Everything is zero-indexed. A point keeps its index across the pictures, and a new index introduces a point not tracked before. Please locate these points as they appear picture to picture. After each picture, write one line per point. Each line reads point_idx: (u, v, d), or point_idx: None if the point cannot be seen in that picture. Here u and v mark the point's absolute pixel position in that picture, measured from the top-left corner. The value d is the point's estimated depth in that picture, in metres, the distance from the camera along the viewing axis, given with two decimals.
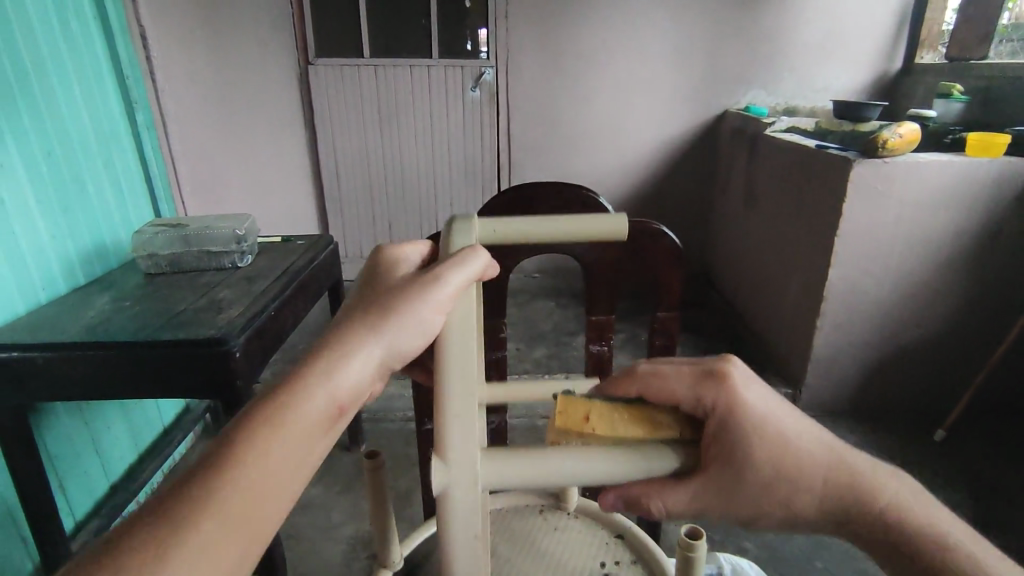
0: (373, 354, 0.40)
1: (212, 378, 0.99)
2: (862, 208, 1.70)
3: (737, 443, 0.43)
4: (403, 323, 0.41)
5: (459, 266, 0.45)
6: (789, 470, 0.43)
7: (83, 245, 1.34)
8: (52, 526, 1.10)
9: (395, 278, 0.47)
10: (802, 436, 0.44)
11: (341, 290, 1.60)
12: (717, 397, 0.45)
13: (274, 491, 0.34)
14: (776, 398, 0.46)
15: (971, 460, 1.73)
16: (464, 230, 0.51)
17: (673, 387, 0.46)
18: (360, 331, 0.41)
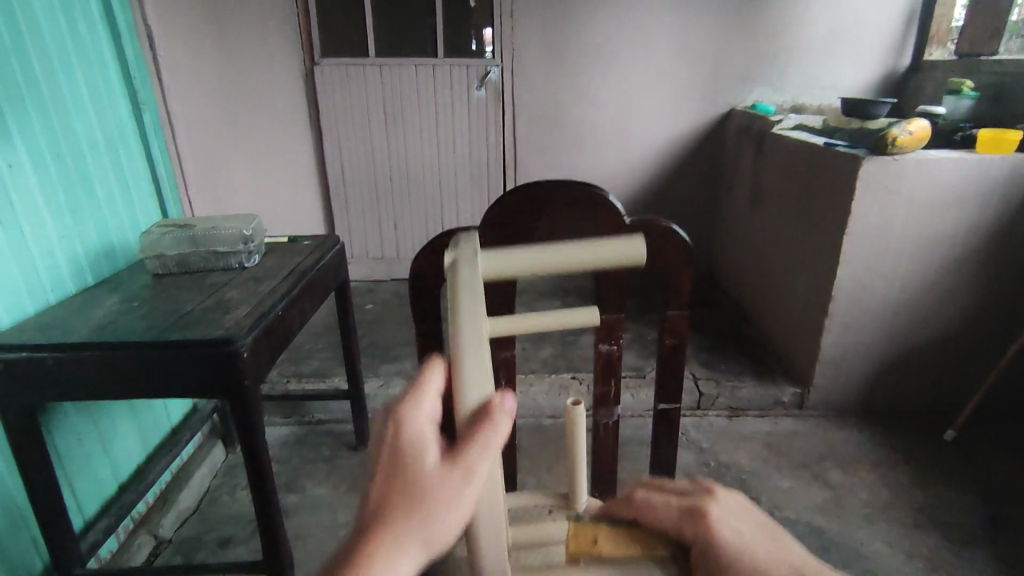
0: (421, 554, 0.35)
1: (221, 378, 0.99)
2: (871, 206, 1.69)
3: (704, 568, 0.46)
4: (447, 513, 0.35)
5: (495, 429, 0.38)
6: None
7: (91, 246, 1.34)
8: (62, 527, 1.11)
9: (419, 425, 0.38)
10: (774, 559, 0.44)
11: (348, 290, 1.60)
12: (696, 531, 0.48)
13: None
14: (762, 523, 0.46)
15: (980, 460, 1.72)
16: (471, 299, 0.46)
17: (655, 511, 0.51)
18: (397, 533, 0.34)
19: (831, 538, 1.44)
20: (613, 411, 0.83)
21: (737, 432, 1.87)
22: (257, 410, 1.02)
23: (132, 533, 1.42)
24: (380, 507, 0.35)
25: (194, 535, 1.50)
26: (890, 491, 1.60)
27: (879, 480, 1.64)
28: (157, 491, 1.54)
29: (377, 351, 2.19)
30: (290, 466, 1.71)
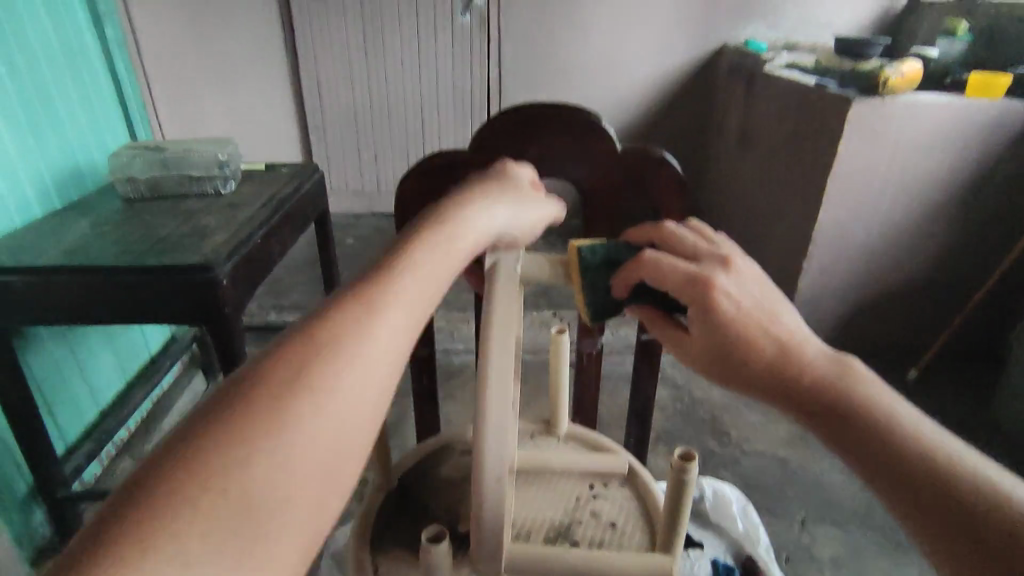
0: (478, 231, 0.45)
1: (200, 305, 0.97)
2: (857, 147, 1.68)
3: (713, 328, 0.46)
4: (501, 216, 0.49)
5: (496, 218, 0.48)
6: (746, 356, 0.45)
7: (57, 168, 1.28)
8: (44, 452, 1.11)
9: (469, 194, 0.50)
10: (766, 332, 0.45)
11: (329, 223, 1.55)
12: (697, 295, 0.46)
13: (296, 479, 0.28)
14: (763, 293, 0.47)
15: (940, 397, 1.80)
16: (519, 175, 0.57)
17: (673, 266, 0.48)
18: (423, 244, 0.40)
19: (795, 468, 1.53)
20: (598, 341, 0.79)
21: None
22: (239, 337, 1.01)
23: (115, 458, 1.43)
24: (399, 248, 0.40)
25: None
26: None
27: None
28: (139, 419, 1.54)
29: None
30: None
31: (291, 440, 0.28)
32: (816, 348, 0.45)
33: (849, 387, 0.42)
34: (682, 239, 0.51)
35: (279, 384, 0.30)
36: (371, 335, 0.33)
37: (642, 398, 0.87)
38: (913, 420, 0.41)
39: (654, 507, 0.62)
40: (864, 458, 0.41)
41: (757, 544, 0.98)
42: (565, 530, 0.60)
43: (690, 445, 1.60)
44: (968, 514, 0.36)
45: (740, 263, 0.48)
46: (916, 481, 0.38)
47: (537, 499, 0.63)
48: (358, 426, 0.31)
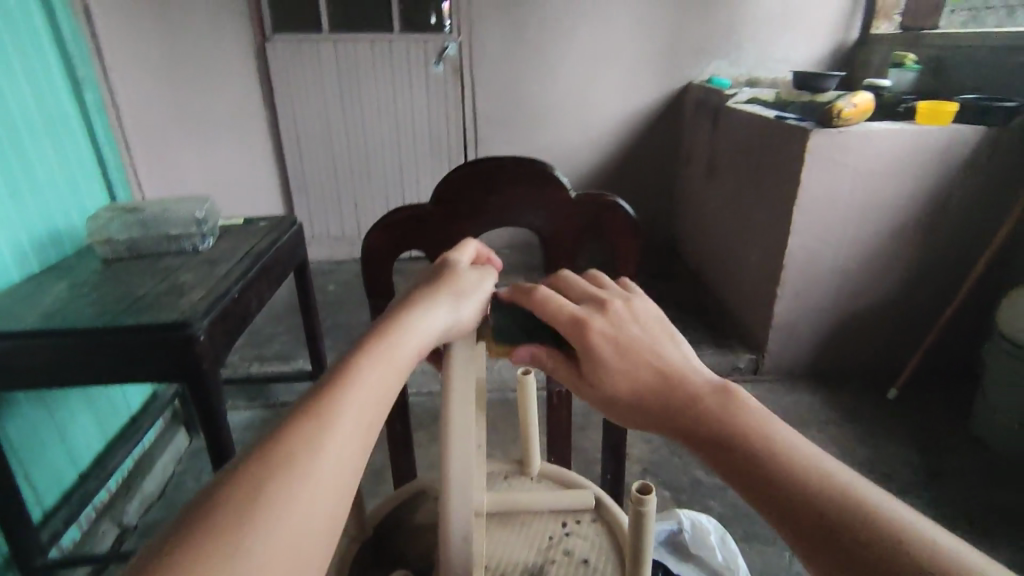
0: (429, 330, 0.47)
1: (177, 362, 0.98)
2: (818, 175, 1.75)
3: (589, 358, 0.47)
4: (450, 305, 0.51)
5: (446, 312, 0.50)
6: (624, 385, 0.45)
7: (35, 232, 1.30)
8: (20, 520, 1.09)
9: (419, 291, 0.52)
10: (643, 362, 0.46)
11: (308, 272, 1.57)
12: (576, 330, 0.49)
13: (284, 567, 0.30)
14: (640, 328, 0.49)
15: (920, 415, 1.83)
16: (461, 253, 0.60)
17: (557, 305, 0.50)
18: (366, 354, 0.41)
19: None
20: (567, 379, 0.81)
21: None
22: (217, 393, 1.02)
23: (95, 521, 1.40)
24: (351, 350, 0.43)
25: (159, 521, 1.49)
26: (838, 448, 1.68)
27: (827, 438, 1.73)
28: (121, 478, 1.51)
29: (341, 332, 2.20)
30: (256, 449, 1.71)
31: (245, 562, 0.28)
32: (695, 376, 0.45)
33: (724, 410, 0.41)
34: (574, 287, 0.54)
35: (233, 503, 0.31)
36: (322, 448, 0.35)
37: (615, 433, 0.89)
38: (792, 441, 0.39)
39: (623, 540, 0.63)
40: (739, 481, 0.38)
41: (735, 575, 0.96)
42: (538, 570, 0.61)
43: (677, 477, 1.61)
44: (838, 531, 0.33)
45: (620, 305, 0.51)
46: (786, 500, 0.36)
47: (509, 542, 0.64)
48: (315, 539, 0.32)
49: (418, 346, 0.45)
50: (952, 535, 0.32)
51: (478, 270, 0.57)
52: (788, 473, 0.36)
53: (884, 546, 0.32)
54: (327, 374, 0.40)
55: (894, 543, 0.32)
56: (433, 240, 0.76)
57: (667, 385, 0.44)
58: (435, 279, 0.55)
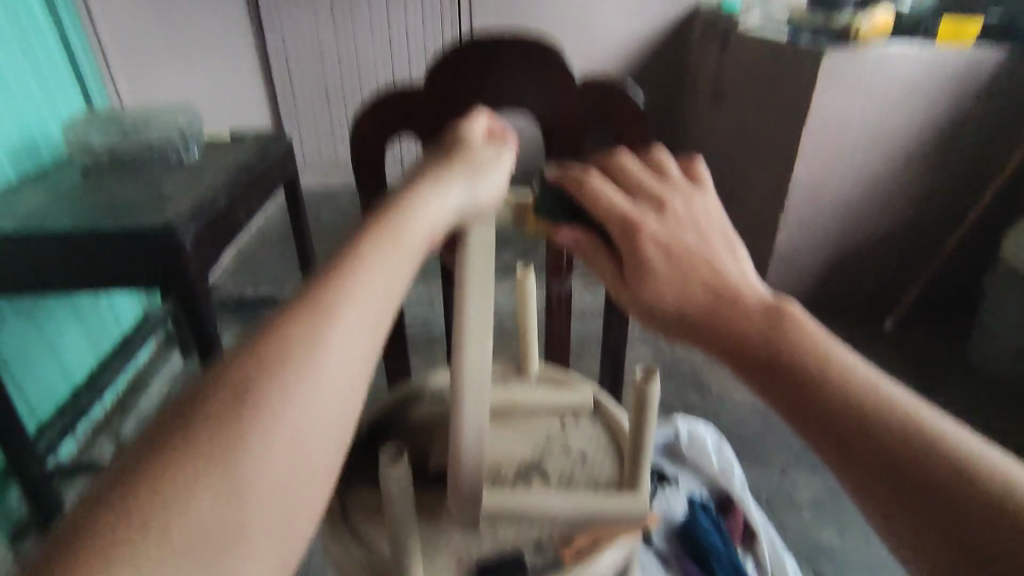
0: (439, 213, 0.42)
1: (164, 269, 0.95)
2: (830, 98, 1.67)
3: (639, 267, 0.45)
4: (464, 185, 0.44)
5: (459, 193, 0.44)
6: (675, 296, 0.44)
7: (9, 139, 1.23)
8: (14, 429, 1.09)
9: (428, 165, 0.46)
10: (698, 272, 0.44)
11: (299, 190, 1.51)
12: (630, 235, 0.45)
13: (286, 467, 0.30)
14: (695, 234, 0.46)
15: (915, 345, 1.83)
16: (479, 123, 0.52)
17: (611, 203, 0.46)
18: (371, 245, 0.37)
19: (774, 417, 1.55)
20: (567, 282, 0.78)
21: None
22: (206, 302, 0.99)
23: (93, 436, 1.41)
24: (354, 234, 0.38)
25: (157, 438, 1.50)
26: None
27: None
28: (116, 397, 1.52)
29: None
30: None
31: (249, 466, 0.29)
32: (750, 293, 0.44)
33: (788, 335, 0.41)
34: (631, 174, 0.49)
35: (228, 403, 0.30)
36: (323, 349, 0.33)
37: (614, 341, 0.87)
38: (857, 369, 0.40)
39: (622, 437, 0.63)
40: (803, 409, 0.39)
41: (731, 478, 1.00)
42: (535, 464, 0.60)
43: (671, 400, 1.62)
44: (911, 467, 0.35)
45: (676, 206, 0.47)
46: (854, 434, 0.37)
47: (506, 439, 0.63)
48: (318, 442, 0.32)
49: (428, 231, 0.40)
50: (992, 448, 0.36)
51: (494, 145, 0.50)
52: (846, 401, 0.38)
53: (952, 474, 0.34)
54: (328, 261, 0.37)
55: (952, 468, 0.35)
56: (426, 124, 0.74)
57: (725, 302, 0.43)
58: (446, 153, 0.47)
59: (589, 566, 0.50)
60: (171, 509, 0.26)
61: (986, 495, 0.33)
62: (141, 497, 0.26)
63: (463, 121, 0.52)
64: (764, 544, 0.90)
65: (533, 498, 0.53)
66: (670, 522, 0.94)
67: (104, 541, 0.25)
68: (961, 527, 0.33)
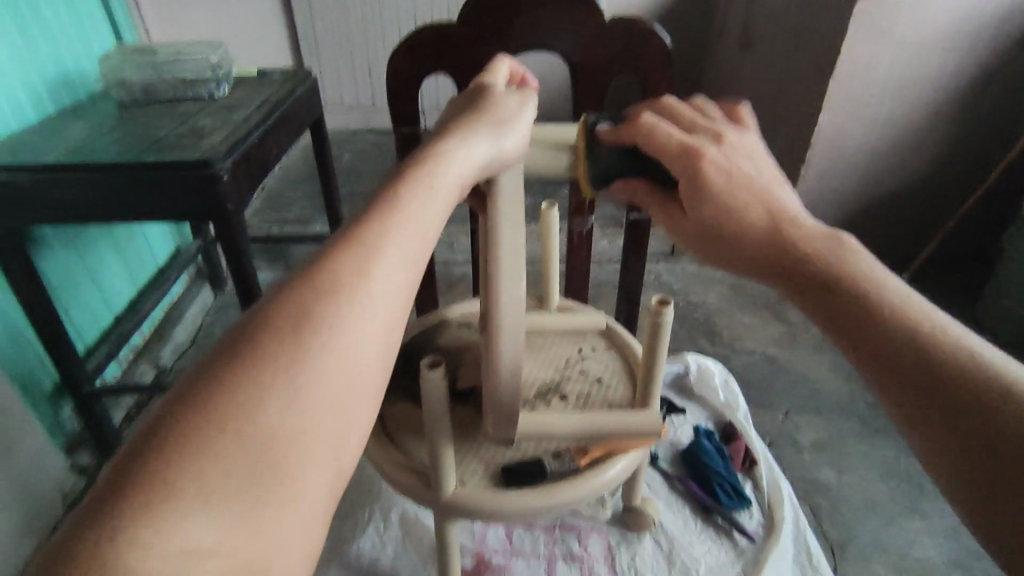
0: (469, 160, 0.43)
1: (204, 202, 0.99)
2: (862, 45, 1.64)
3: (699, 194, 0.48)
4: (490, 130, 0.45)
5: (487, 138, 0.45)
6: (731, 225, 0.47)
7: (48, 73, 1.26)
8: (67, 348, 1.17)
9: (453, 116, 0.47)
10: (753, 202, 0.47)
11: (324, 129, 1.53)
12: (686, 162, 0.49)
13: (343, 379, 0.32)
14: (751, 166, 0.49)
15: (929, 298, 1.84)
16: (495, 73, 0.53)
17: (667, 133, 0.50)
18: (401, 190, 0.39)
19: (782, 364, 1.60)
20: (588, 221, 0.81)
21: (706, 276, 1.96)
22: (242, 236, 1.04)
23: (133, 361, 1.51)
24: (386, 183, 0.40)
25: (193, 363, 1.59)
26: None
27: None
28: (152, 326, 1.61)
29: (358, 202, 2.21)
30: None
31: (309, 376, 0.30)
32: (803, 220, 0.47)
33: (836, 254, 0.45)
34: (678, 110, 0.53)
35: (284, 324, 0.31)
36: (368, 278, 0.34)
37: (631, 280, 0.92)
38: (900, 294, 0.43)
39: (634, 362, 0.68)
40: (849, 326, 0.43)
41: (735, 411, 1.06)
42: (555, 385, 0.65)
43: (682, 344, 1.67)
44: (942, 380, 0.39)
45: (732, 138, 0.50)
46: (895, 348, 0.41)
47: (528, 363, 0.68)
48: (366, 369, 0.33)
49: (456, 176, 0.42)
50: (1019, 363, 0.39)
51: (519, 94, 0.50)
52: (900, 320, 0.42)
53: (982, 384, 0.38)
54: (370, 202, 0.39)
55: (982, 380, 0.38)
56: (457, 63, 0.77)
57: (780, 226, 0.47)
58: (474, 101, 0.49)
59: (603, 472, 0.55)
60: (246, 407, 0.28)
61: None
62: (222, 395, 0.28)
63: (487, 70, 0.53)
64: (762, 468, 0.96)
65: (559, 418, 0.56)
66: (675, 447, 1.01)
67: (178, 455, 0.26)
68: (999, 435, 0.36)
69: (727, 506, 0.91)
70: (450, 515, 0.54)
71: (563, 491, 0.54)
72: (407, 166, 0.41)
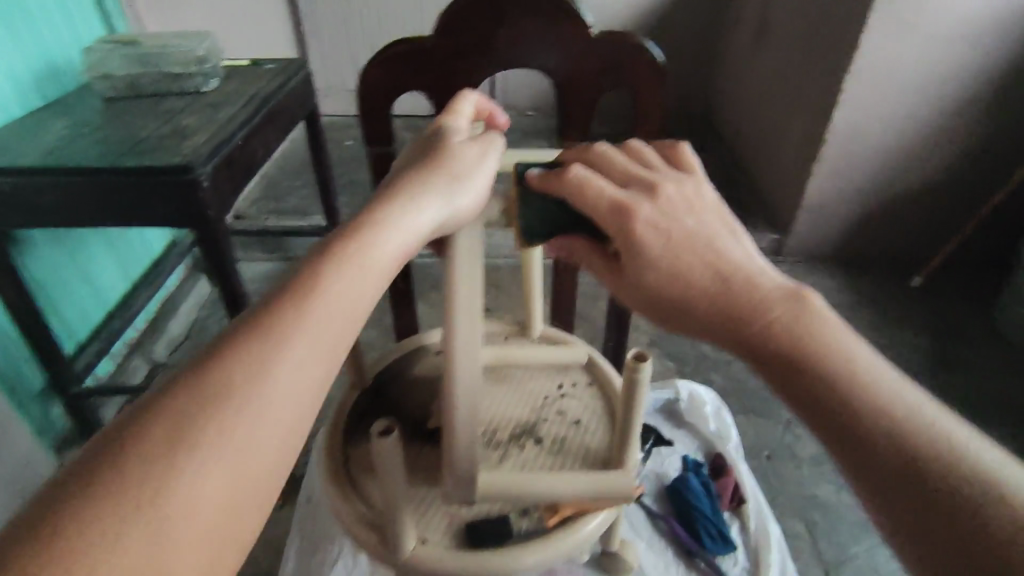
0: (414, 223, 0.42)
1: (184, 208, 0.96)
2: (882, 39, 1.56)
3: (636, 260, 0.44)
4: (439, 187, 0.44)
5: (435, 197, 0.44)
6: (676, 296, 0.43)
7: (33, 64, 1.23)
8: (53, 350, 1.16)
9: (407, 169, 0.46)
10: (699, 263, 0.44)
11: (318, 122, 1.49)
12: (621, 225, 0.44)
13: (234, 477, 0.32)
14: (694, 220, 0.45)
15: (942, 305, 1.78)
16: (457, 116, 0.51)
17: (599, 192, 0.44)
18: (333, 264, 0.38)
19: None
20: None
21: None
22: (226, 242, 1.01)
23: (126, 356, 1.50)
24: (320, 253, 0.39)
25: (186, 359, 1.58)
26: None
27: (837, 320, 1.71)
28: (147, 319, 1.59)
29: (357, 191, 2.16)
30: None
31: (190, 472, 0.30)
32: (765, 281, 0.43)
33: (797, 321, 0.41)
34: (612, 160, 0.48)
35: (161, 438, 0.31)
36: (268, 378, 0.34)
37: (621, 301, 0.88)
38: (865, 366, 0.40)
39: (614, 400, 0.65)
40: (812, 403, 0.40)
41: (726, 444, 1.03)
42: (529, 427, 0.62)
43: (682, 349, 1.63)
44: (916, 474, 0.36)
45: (669, 189, 0.46)
46: (860, 433, 0.38)
47: (501, 401, 0.65)
48: (260, 463, 0.33)
49: (398, 246, 0.41)
50: (999, 452, 0.37)
51: (480, 142, 0.49)
52: (866, 400, 0.38)
53: (960, 480, 0.35)
54: (285, 283, 0.38)
55: (957, 474, 0.36)
56: (438, 75, 0.74)
57: (737, 287, 0.43)
58: (428, 153, 0.47)
59: (577, 532, 0.53)
60: (118, 506, 0.28)
61: (1006, 499, 0.34)
62: (93, 495, 0.28)
63: (450, 110, 0.52)
64: (750, 509, 0.93)
65: (533, 479, 0.52)
66: (660, 482, 0.98)
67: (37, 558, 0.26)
68: (977, 540, 0.34)
69: (710, 550, 0.88)
70: (411, 575, 0.52)
71: (539, 549, 0.52)
72: (337, 238, 0.40)
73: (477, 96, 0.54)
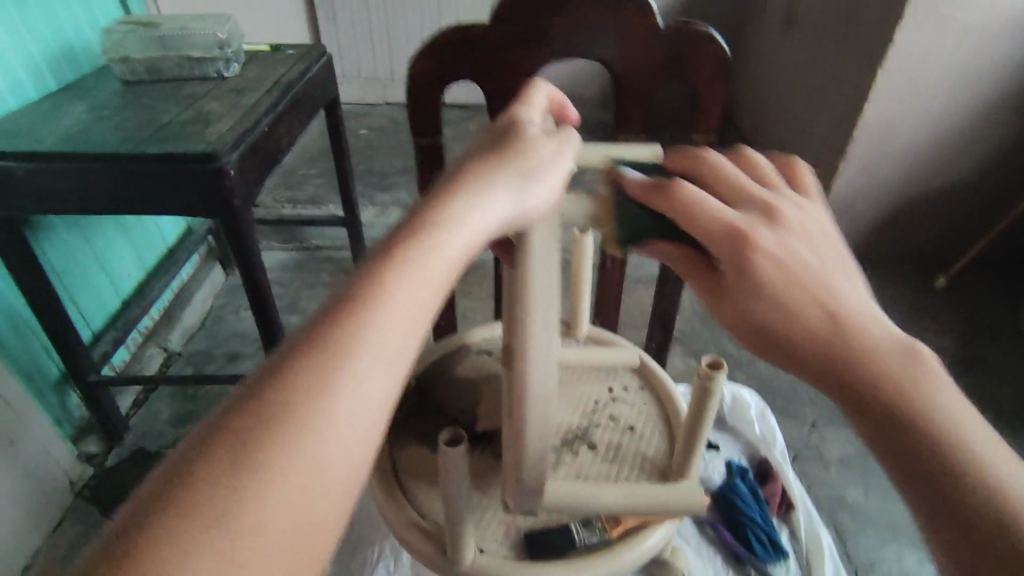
0: (483, 220, 0.38)
1: (209, 196, 0.93)
2: (917, 31, 1.52)
3: (748, 291, 0.39)
4: (513, 181, 0.40)
5: (507, 193, 0.40)
6: (784, 329, 0.39)
7: (49, 46, 1.20)
8: (71, 339, 1.13)
9: (476, 156, 0.42)
10: (812, 296, 0.39)
11: (340, 110, 1.45)
12: (736, 249, 0.40)
13: (301, 515, 0.29)
14: (811, 250, 0.40)
15: (969, 304, 1.75)
16: (530, 106, 0.48)
17: (715, 212, 0.40)
18: (393, 265, 0.34)
19: None
20: None
21: None
22: (251, 232, 0.98)
23: (143, 344, 1.47)
24: (379, 251, 0.36)
25: (202, 349, 1.56)
26: None
27: None
28: (163, 307, 1.56)
29: (373, 180, 2.13)
30: (291, 288, 1.72)
31: (252, 509, 0.27)
32: (880, 331, 0.38)
33: (914, 383, 0.37)
34: (723, 177, 0.44)
35: (220, 462, 0.28)
36: (329, 393, 0.31)
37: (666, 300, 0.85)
38: (979, 447, 0.36)
39: (671, 407, 0.62)
40: (912, 479, 0.36)
41: (771, 447, 1.01)
42: (582, 433, 0.59)
43: (707, 346, 1.60)
44: None
45: (788, 214, 0.41)
46: (968, 530, 0.34)
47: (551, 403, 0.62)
48: (325, 497, 0.30)
49: (462, 247, 0.37)
50: None
51: (555, 137, 0.45)
52: (976, 491, 0.35)
53: None
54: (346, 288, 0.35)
55: None
56: (489, 65, 0.71)
57: (845, 334, 0.38)
58: (501, 140, 0.44)
59: (634, 547, 0.51)
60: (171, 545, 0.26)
61: None
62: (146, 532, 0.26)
63: (521, 100, 0.49)
64: (799, 514, 0.91)
65: (588, 492, 0.50)
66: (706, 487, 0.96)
67: None
68: None
69: (761, 558, 0.86)
70: None
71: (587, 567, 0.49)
72: (398, 237, 0.36)
73: (550, 87, 0.51)
